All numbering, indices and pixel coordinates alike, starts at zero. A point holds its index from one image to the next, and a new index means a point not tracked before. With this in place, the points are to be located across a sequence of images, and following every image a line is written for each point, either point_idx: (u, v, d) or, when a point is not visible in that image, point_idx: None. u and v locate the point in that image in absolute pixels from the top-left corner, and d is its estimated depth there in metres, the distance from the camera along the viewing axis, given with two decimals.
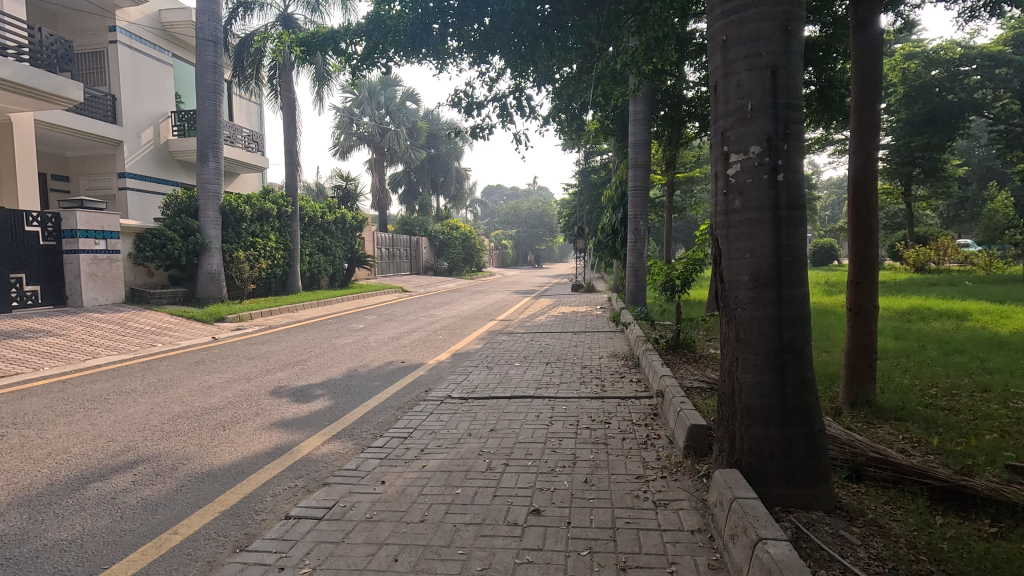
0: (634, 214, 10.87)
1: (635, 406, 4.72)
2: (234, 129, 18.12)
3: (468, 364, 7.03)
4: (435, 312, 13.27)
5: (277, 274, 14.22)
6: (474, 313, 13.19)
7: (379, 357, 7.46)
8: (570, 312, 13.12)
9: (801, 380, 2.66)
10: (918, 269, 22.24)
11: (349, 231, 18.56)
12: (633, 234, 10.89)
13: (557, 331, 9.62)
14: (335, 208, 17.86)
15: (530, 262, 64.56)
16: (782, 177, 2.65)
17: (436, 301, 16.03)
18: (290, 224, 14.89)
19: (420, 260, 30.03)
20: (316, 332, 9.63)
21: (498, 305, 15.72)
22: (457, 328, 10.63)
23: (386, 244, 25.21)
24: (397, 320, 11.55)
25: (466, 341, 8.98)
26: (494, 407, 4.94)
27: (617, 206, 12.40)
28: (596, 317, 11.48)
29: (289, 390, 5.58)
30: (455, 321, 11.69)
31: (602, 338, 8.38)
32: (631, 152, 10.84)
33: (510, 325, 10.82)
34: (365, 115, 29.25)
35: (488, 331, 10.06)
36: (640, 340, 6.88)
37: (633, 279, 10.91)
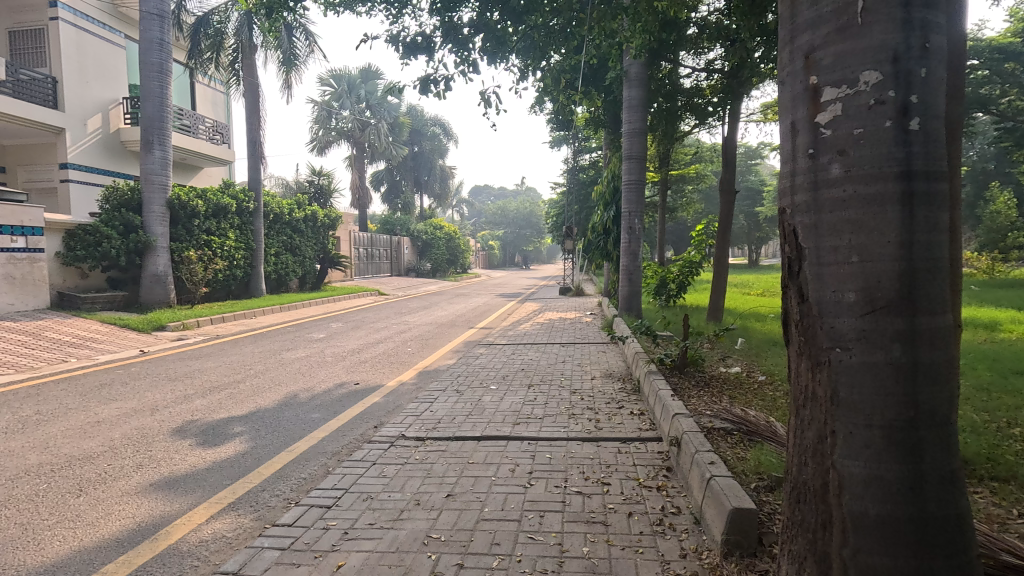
0: (628, 212, 9.77)
1: (639, 454, 3.62)
2: (195, 118, 16.97)
3: (434, 386, 5.86)
4: (410, 318, 12.05)
5: (238, 276, 12.99)
6: (452, 320, 12.01)
7: (331, 377, 6.27)
8: (557, 318, 11.99)
9: (946, 474, 1.55)
10: None
11: (321, 229, 17.26)
12: (627, 233, 9.77)
13: (542, 343, 8.45)
14: (305, 204, 16.54)
15: (517, 263, 63.44)
16: (917, 123, 1.53)
17: (413, 306, 14.80)
18: (252, 222, 13.62)
19: (402, 260, 28.74)
20: (267, 344, 8.39)
21: (480, 310, 14.53)
22: (431, 338, 9.45)
23: (364, 244, 23.91)
24: (364, 328, 10.34)
25: (437, 355, 7.81)
26: (457, 454, 3.80)
27: (609, 203, 11.29)
28: (586, 325, 10.35)
29: (199, 427, 4.38)
30: (430, 330, 10.51)
31: (593, 353, 7.25)
32: (626, 143, 9.73)
33: (490, 335, 9.65)
34: (344, 109, 27.96)
35: (464, 342, 8.89)
36: (639, 359, 5.76)
37: (626, 284, 9.77)
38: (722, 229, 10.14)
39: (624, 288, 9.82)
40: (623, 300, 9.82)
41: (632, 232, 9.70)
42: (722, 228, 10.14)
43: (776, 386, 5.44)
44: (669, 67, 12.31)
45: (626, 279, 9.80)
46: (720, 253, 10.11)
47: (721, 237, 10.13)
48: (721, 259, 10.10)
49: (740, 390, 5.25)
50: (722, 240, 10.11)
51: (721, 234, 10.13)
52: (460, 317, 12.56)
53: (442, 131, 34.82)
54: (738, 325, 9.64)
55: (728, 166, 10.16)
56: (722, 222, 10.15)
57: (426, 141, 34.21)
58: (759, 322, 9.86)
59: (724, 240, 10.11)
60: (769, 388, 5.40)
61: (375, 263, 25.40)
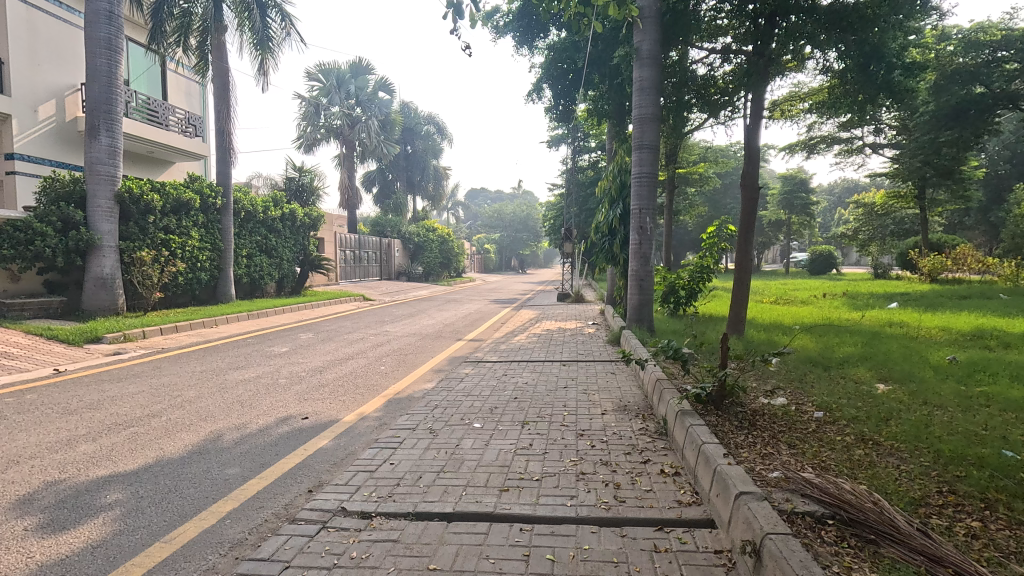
0: (639, 209, 8.54)
1: (687, 559, 2.39)
2: (164, 109, 15.63)
3: (402, 424, 4.59)
4: (392, 328, 10.80)
5: (203, 280, 11.86)
6: (439, 330, 10.76)
7: (276, 409, 5.00)
8: (556, 329, 10.75)
9: None
10: (932, 279, 20.64)
11: (300, 229, 16.01)
12: (637, 234, 8.54)
13: (539, 361, 7.19)
14: (282, 202, 15.24)
15: (514, 267, 62.21)
16: None
17: (397, 313, 13.56)
18: (221, 220, 12.37)
19: (392, 263, 27.48)
20: (215, 360, 7.11)
21: (471, 318, 13.29)
22: (412, 353, 8.20)
23: (350, 246, 22.65)
24: (335, 340, 9.07)
25: (414, 376, 6.53)
26: (414, 550, 2.56)
27: (615, 200, 10.04)
28: (590, 339, 9.09)
29: (59, 494, 3.12)
30: (412, 342, 9.24)
31: (601, 377, 5.98)
32: (636, 130, 8.50)
33: (478, 349, 8.39)
34: (333, 105, 26.76)
35: (448, 359, 7.62)
36: (664, 392, 4.52)
37: (635, 293, 8.52)
38: (744, 228, 8.93)
39: (631, 296, 8.56)
40: (632, 309, 8.53)
41: (643, 232, 8.47)
42: (745, 228, 8.91)
43: (840, 427, 4.22)
44: (678, 54, 11.34)
45: (633, 285, 8.57)
46: (742, 256, 8.87)
47: (743, 239, 8.92)
48: (744, 263, 8.87)
49: (798, 434, 4.01)
50: (745, 242, 8.87)
51: (744, 235, 8.90)
52: (448, 327, 11.30)
53: (436, 130, 33.66)
54: (764, 339, 8.39)
55: (751, 158, 8.97)
56: (744, 221, 8.95)
57: (419, 140, 33.00)
58: (786, 336, 8.65)
59: (748, 242, 8.86)
60: (832, 430, 4.17)
61: (363, 266, 24.15)
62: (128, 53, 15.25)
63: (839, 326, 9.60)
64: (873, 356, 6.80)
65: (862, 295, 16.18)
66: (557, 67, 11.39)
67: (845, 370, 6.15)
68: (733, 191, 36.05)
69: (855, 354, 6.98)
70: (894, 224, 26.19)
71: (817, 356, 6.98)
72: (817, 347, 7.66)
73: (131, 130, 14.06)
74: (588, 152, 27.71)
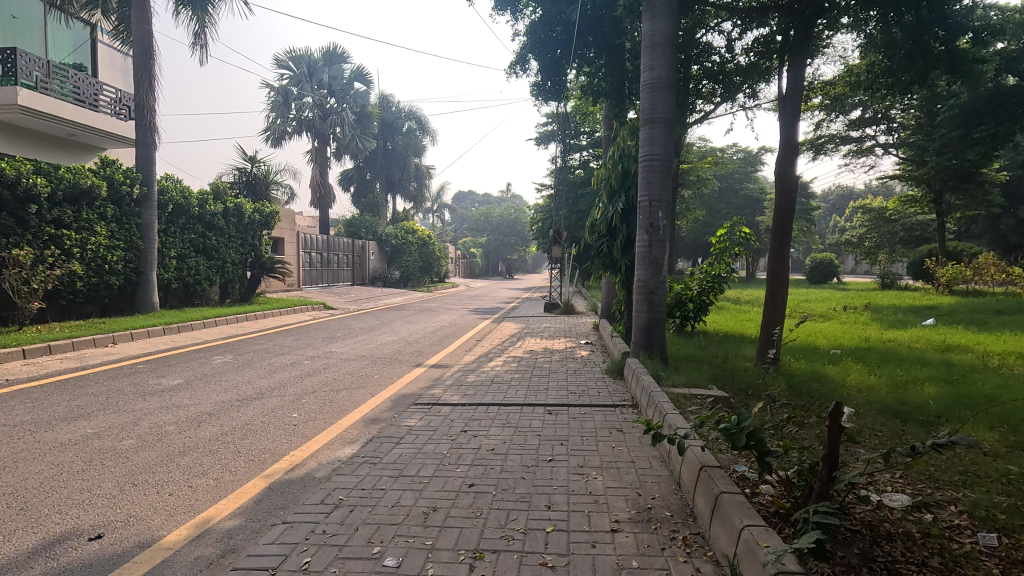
0: (648, 201, 6.60)
1: None
2: (91, 87, 13.48)
3: (259, 557, 2.57)
4: (339, 348, 8.75)
5: (114, 285, 9.79)
6: (398, 351, 8.75)
7: (62, 513, 2.97)
8: (541, 349, 8.79)
9: None
10: (951, 291, 18.94)
11: (250, 228, 13.92)
12: (643, 235, 6.61)
13: (516, 406, 5.21)
14: (227, 195, 13.17)
15: (500, 272, 60.07)
16: None
17: (355, 327, 11.54)
18: (141, 212, 10.30)
19: (366, 267, 25.40)
20: (60, 402, 5.06)
21: (443, 333, 11.28)
22: (349, 388, 6.18)
23: (317, 248, 20.56)
24: (254, 367, 7.01)
25: (335, 432, 4.52)
26: None
27: (614, 193, 8.09)
28: (584, 368, 7.12)
29: None
30: (355, 370, 7.21)
31: (602, 445, 4.04)
32: (646, 100, 6.59)
33: (439, 384, 6.38)
34: (304, 95, 24.66)
35: (394, 400, 5.60)
36: (723, 502, 2.57)
37: (639, 310, 6.61)
38: (777, 229, 7.08)
39: (635, 314, 6.64)
40: (637, 330, 6.60)
41: (651, 233, 6.54)
42: (779, 229, 7.06)
43: None
44: (689, 22, 9.43)
45: (637, 299, 6.66)
46: (777, 265, 7.02)
47: (776, 242, 7.08)
48: (778, 273, 7.02)
49: None
50: (779, 247, 7.03)
51: (778, 237, 7.06)
52: (411, 347, 9.28)
53: (418, 126, 31.62)
54: (808, 371, 6.53)
55: (789, 140, 7.09)
56: (777, 221, 7.11)
57: (399, 136, 30.98)
58: (834, 366, 6.80)
59: (784, 246, 7.01)
60: None
61: (332, 270, 22.02)
62: (46, 20, 13.07)
63: (889, 352, 7.79)
64: (973, 404, 4.95)
65: (885, 308, 14.42)
66: (544, 34, 9.47)
67: (955, 432, 4.26)
68: (729, 195, 34.41)
69: (944, 399, 5.14)
70: (903, 230, 24.61)
71: (896, 404, 5.10)
72: (884, 387, 5.79)
73: (44, 108, 11.86)
74: (579, 150, 25.98)
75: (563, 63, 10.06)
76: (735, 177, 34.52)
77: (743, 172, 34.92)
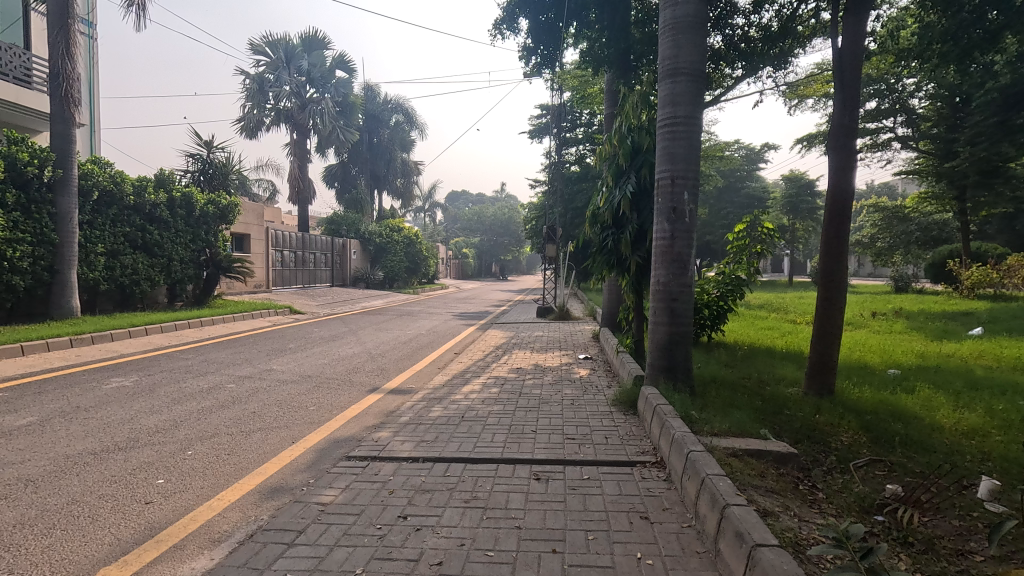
0: (667, 178, 5.02)
1: None
2: (18, 58, 11.64)
3: None
4: (283, 365, 7.11)
5: (18, 286, 8.16)
6: (355, 369, 7.14)
7: None
8: (531, 367, 7.19)
9: None
10: (976, 295, 17.26)
11: (204, 222, 12.27)
12: (662, 223, 5.02)
13: (490, 467, 3.61)
14: (174, 184, 11.55)
15: (494, 273, 58.37)
16: None
17: (315, 337, 9.91)
18: (56, 199, 8.69)
19: (348, 267, 23.76)
20: None
21: (418, 344, 9.66)
22: (268, 427, 4.57)
23: (290, 245, 18.92)
24: (156, 395, 5.38)
25: (202, 519, 2.91)
26: None
27: (620, 175, 6.49)
28: (585, 396, 5.51)
29: None
30: (290, 398, 5.59)
31: (621, 559, 2.44)
32: (666, 47, 5.02)
33: (391, 421, 4.77)
34: (281, 82, 23.02)
35: (321, 451, 3.99)
36: None
37: (655, 321, 5.03)
38: (831, 218, 5.54)
39: (651, 326, 5.08)
40: (654, 345, 5.03)
41: (676, 218, 4.94)
42: (834, 218, 5.51)
43: None
44: None
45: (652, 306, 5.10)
46: (834, 265, 5.46)
47: (829, 232, 5.55)
48: (834, 273, 5.45)
49: None
50: (834, 240, 5.49)
51: (832, 227, 5.51)
52: (375, 363, 7.65)
53: (405, 118, 29.96)
54: (878, 403, 5.01)
55: (848, 104, 5.54)
56: (830, 206, 5.57)
57: (386, 129, 29.32)
58: (909, 395, 5.25)
59: (841, 238, 5.47)
60: None
61: (309, 271, 20.35)
62: None
63: (964, 374, 6.28)
64: None
65: (918, 315, 12.90)
66: None
67: None
68: (732, 194, 32.97)
69: None
70: (919, 230, 23.16)
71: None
72: (997, 430, 4.24)
73: None
74: (574, 144, 24.54)
75: (558, 26, 8.49)
76: (738, 175, 33.07)
77: (746, 169, 33.47)
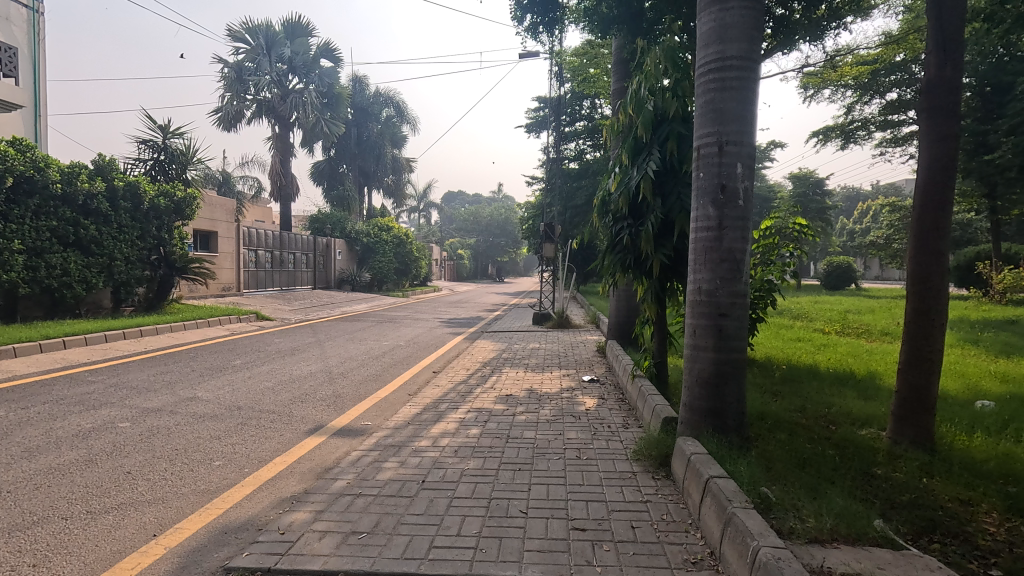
0: (713, 141, 3.58)
1: None
2: None
3: None
4: (212, 391, 5.67)
5: None
6: (302, 396, 5.67)
7: None
8: (524, 394, 5.73)
9: None
10: (1009, 300, 15.87)
11: (154, 216, 10.80)
12: (705, 207, 3.60)
13: None
14: (115, 172, 10.10)
15: (489, 274, 56.85)
16: None
17: (273, 349, 8.46)
18: None
19: (332, 268, 22.28)
20: None
21: (392, 359, 8.21)
22: (133, 501, 3.12)
23: (266, 244, 17.45)
24: (11, 442, 3.95)
25: None
26: None
27: (639, 150, 5.06)
28: (594, 446, 4.07)
29: None
30: (197, 443, 4.14)
31: None
32: None
33: (318, 491, 3.31)
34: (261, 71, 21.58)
35: (186, 558, 2.54)
36: None
37: (692, 346, 3.63)
38: (926, 204, 4.10)
39: (686, 351, 3.69)
40: (691, 379, 3.62)
41: (727, 202, 3.52)
42: (932, 203, 4.07)
43: None
44: None
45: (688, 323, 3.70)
46: (930, 269, 4.03)
47: (923, 223, 4.11)
48: (932, 279, 4.01)
49: None
50: (931, 233, 4.05)
51: (929, 217, 4.08)
52: (331, 386, 6.20)
53: (396, 113, 28.55)
54: (1007, 461, 3.57)
55: (949, 48, 4.09)
56: (923, 188, 4.14)
57: (375, 123, 27.87)
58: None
59: (941, 230, 4.03)
60: None
61: (288, 272, 18.90)
62: None
63: None
64: None
65: (960, 323, 11.50)
66: None
67: None
68: None
69: None
70: None
71: None
72: None
73: None
74: (574, 139, 23.13)
75: None
76: None
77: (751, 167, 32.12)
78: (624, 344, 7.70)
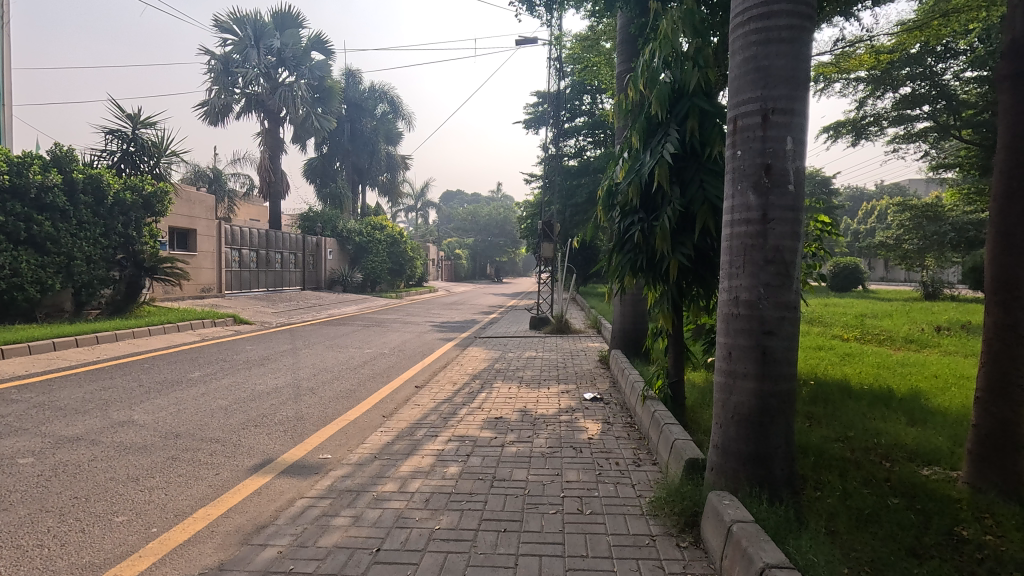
0: (755, 108, 2.78)
1: None
2: None
3: None
4: (153, 412, 4.87)
5: None
6: (258, 418, 4.88)
7: None
8: (517, 418, 4.93)
9: None
10: None
11: (120, 212, 9.99)
12: (743, 194, 2.80)
13: None
14: (75, 164, 9.31)
15: (488, 274, 56.03)
16: None
17: (242, 357, 7.66)
18: None
19: (323, 268, 21.46)
20: None
21: (372, 370, 7.40)
22: None
23: (251, 243, 16.64)
24: None
25: None
26: None
27: (654, 131, 4.25)
28: (599, 493, 3.27)
29: None
30: (106, 487, 3.33)
31: None
32: None
33: (235, 567, 2.49)
34: (249, 63, 20.79)
35: None
36: None
37: (724, 374, 2.85)
38: (1014, 195, 3.28)
39: (717, 379, 2.92)
40: (724, 416, 2.84)
41: (772, 187, 2.72)
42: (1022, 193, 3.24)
43: None
44: None
45: (720, 343, 2.92)
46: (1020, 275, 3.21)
47: (1009, 218, 3.29)
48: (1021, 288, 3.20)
49: None
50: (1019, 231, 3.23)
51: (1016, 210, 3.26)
52: (295, 405, 5.39)
53: (390, 109, 27.80)
54: None
55: None
56: (1007, 174, 3.32)
57: (369, 119, 27.09)
58: None
59: None
60: None
61: (274, 273, 18.09)
62: None
63: None
64: None
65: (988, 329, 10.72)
66: None
67: None
68: None
69: None
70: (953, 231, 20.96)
71: None
72: None
73: None
74: (574, 135, 22.34)
75: None
76: None
77: None
78: (631, 355, 6.92)
